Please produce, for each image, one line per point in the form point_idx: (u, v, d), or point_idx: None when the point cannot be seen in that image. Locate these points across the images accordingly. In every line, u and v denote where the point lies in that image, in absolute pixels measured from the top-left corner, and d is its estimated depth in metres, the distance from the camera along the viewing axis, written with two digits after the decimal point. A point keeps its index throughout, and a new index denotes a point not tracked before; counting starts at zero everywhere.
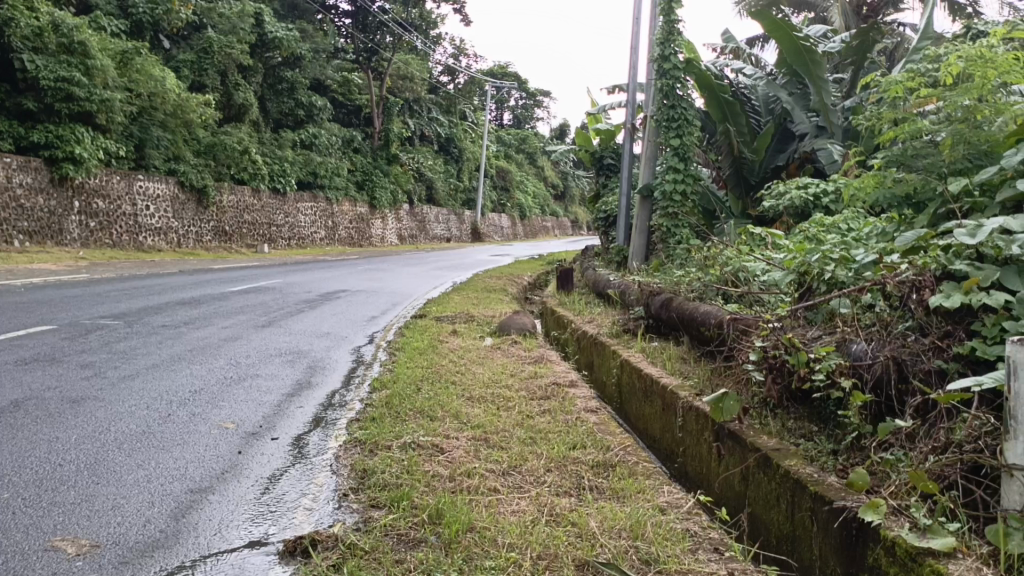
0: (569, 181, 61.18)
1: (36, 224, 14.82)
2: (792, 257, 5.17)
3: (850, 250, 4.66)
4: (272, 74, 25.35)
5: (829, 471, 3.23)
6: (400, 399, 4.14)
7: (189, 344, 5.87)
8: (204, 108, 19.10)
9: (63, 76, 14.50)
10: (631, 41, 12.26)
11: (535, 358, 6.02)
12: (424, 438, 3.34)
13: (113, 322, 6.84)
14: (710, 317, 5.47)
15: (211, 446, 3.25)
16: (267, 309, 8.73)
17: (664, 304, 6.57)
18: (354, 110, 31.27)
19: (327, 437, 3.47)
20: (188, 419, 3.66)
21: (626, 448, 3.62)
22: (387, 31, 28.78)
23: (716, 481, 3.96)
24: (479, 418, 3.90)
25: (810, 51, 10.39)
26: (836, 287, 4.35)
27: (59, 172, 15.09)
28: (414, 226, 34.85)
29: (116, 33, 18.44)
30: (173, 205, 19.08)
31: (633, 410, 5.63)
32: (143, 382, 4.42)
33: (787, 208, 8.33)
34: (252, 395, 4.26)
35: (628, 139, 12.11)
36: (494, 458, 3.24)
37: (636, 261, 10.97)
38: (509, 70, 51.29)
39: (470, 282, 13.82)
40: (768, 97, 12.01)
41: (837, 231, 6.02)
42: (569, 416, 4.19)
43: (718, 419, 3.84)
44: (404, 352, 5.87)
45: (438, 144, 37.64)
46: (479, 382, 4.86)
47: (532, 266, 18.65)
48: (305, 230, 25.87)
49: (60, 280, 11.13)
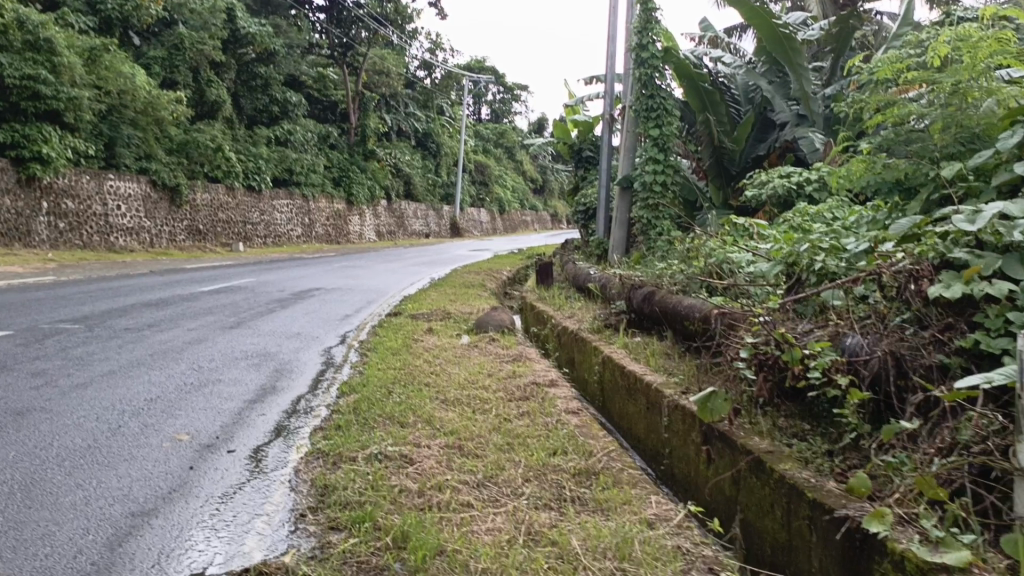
0: (548, 175, 60.94)
1: (2, 226, 14.32)
2: (780, 247, 4.99)
3: (839, 238, 4.51)
4: (245, 71, 24.86)
5: (827, 476, 3.07)
6: (368, 404, 3.90)
7: (151, 348, 5.56)
8: (176, 106, 18.64)
9: (29, 74, 13.98)
10: (609, 31, 12.08)
11: (513, 356, 5.80)
12: (392, 447, 3.10)
13: (73, 326, 6.50)
14: (693, 310, 5.28)
15: (161, 460, 2.96)
16: (236, 310, 8.40)
17: (645, 297, 6.38)
18: (330, 106, 30.81)
19: (288, 449, 3.20)
20: (139, 430, 3.36)
21: (611, 453, 3.42)
22: (362, 25, 28.31)
23: (706, 485, 3.78)
24: (453, 423, 3.68)
25: (789, 38, 10.21)
26: (828, 278, 4.21)
27: (26, 172, 14.56)
28: (392, 222, 34.49)
29: (85, 30, 17.90)
30: (145, 204, 18.60)
31: (615, 408, 5.44)
32: (94, 389, 4.10)
33: (770, 198, 8.17)
34: (212, 402, 3.98)
35: (607, 130, 11.93)
36: (468, 467, 3.02)
37: (617, 254, 10.81)
38: (486, 64, 50.87)
39: (448, 278, 13.56)
40: (746, 85, 11.90)
41: (823, 220, 5.86)
42: (549, 418, 3.98)
43: (705, 420, 3.66)
44: (376, 352, 5.62)
45: (415, 139, 37.22)
46: (454, 384, 4.63)
47: (510, 261, 18.41)
48: (281, 228, 25.41)
49: (24, 283, 10.71)
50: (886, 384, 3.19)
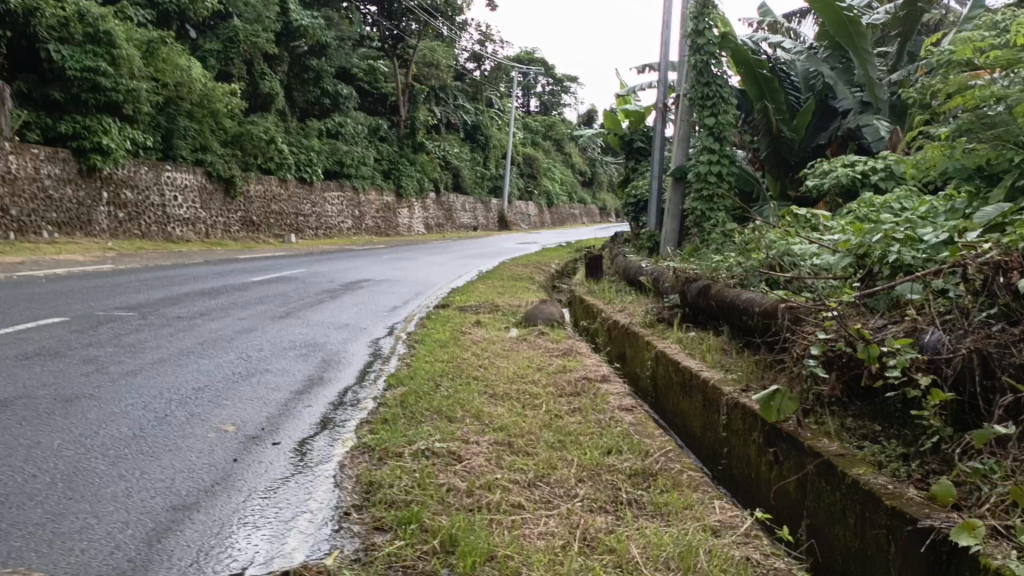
0: (597, 167, 60.36)
1: (64, 215, 14.74)
2: (848, 238, 4.71)
3: (914, 229, 4.21)
4: (298, 63, 25.15)
5: (905, 482, 2.83)
6: (417, 397, 3.79)
7: (201, 337, 5.56)
8: (230, 98, 18.97)
9: (89, 66, 14.36)
10: (664, 17, 11.77)
11: (564, 351, 5.63)
12: (440, 443, 2.98)
13: (127, 313, 6.57)
14: (752, 305, 5.04)
15: (205, 451, 2.90)
16: (286, 300, 8.41)
17: (701, 291, 6.13)
18: (380, 98, 31.00)
19: (334, 442, 3.11)
20: (185, 420, 3.30)
21: (669, 453, 3.24)
22: (413, 17, 28.35)
23: (770, 488, 3.56)
24: (503, 418, 3.54)
25: (855, 22, 9.77)
26: (903, 270, 3.91)
27: (87, 163, 14.95)
28: (441, 215, 34.60)
29: (144, 23, 18.31)
30: (200, 195, 18.97)
31: (670, 403, 5.23)
32: (143, 377, 4.10)
33: (833, 187, 7.81)
34: (259, 393, 3.92)
35: (661, 119, 11.64)
36: (519, 466, 2.88)
37: (670, 246, 10.53)
38: (536, 56, 50.49)
39: (496, 270, 13.45)
40: (807, 72, 11.41)
41: (891, 210, 5.54)
42: (602, 415, 3.81)
43: (770, 421, 3.45)
44: (424, 344, 5.52)
45: (464, 131, 37.24)
46: (503, 378, 4.49)
47: (559, 253, 18.24)
48: (332, 220, 25.69)
49: (83, 271, 10.97)
50: (971, 385, 2.93)
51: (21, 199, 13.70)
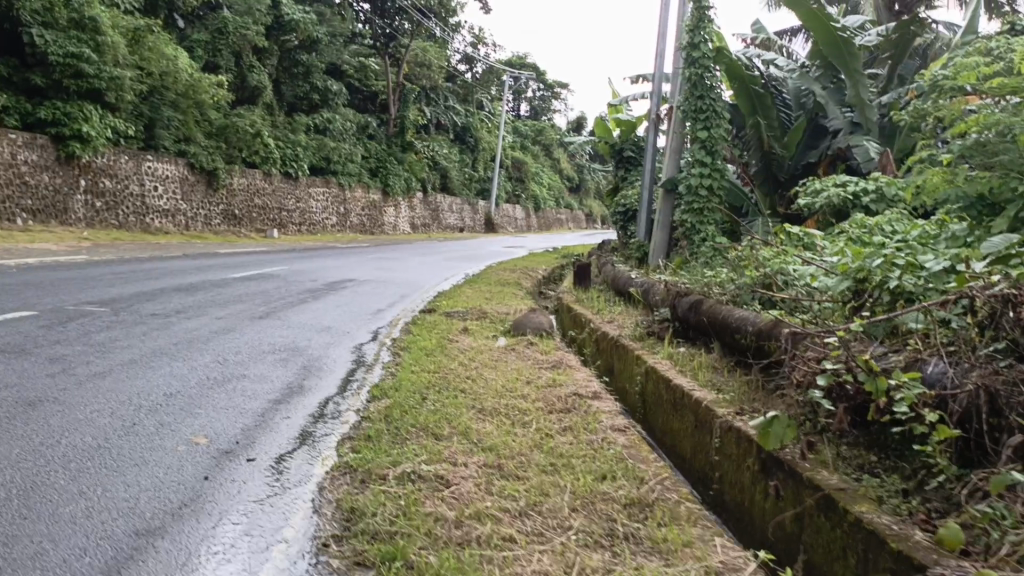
0: (585, 173, 60.38)
1: (41, 202, 14.38)
2: (846, 259, 4.49)
3: (914, 254, 4.06)
4: (288, 57, 24.86)
5: (910, 521, 2.70)
6: (401, 412, 3.61)
7: (177, 337, 5.34)
8: (216, 89, 18.67)
9: (72, 52, 14.03)
10: (660, 28, 11.71)
11: (553, 363, 5.48)
12: (426, 466, 2.81)
13: (100, 309, 6.34)
14: (746, 323, 4.90)
15: (174, 467, 2.71)
16: (267, 298, 8.19)
17: (693, 306, 6.00)
18: (370, 96, 30.76)
19: (313, 460, 2.93)
20: (155, 430, 3.11)
21: (664, 481, 3.10)
22: (406, 17, 28.14)
23: (764, 519, 3.42)
24: (491, 437, 3.38)
25: (847, 43, 9.76)
26: (904, 297, 3.74)
27: (65, 150, 14.61)
28: (427, 215, 34.36)
29: (131, 11, 17.97)
30: (182, 186, 18.63)
31: (659, 421, 5.08)
32: (112, 380, 3.89)
33: (824, 208, 7.63)
34: (235, 401, 3.73)
35: (653, 130, 11.55)
36: (510, 493, 2.72)
37: (658, 257, 10.42)
38: (527, 61, 50.41)
39: (482, 275, 13.29)
40: (799, 90, 11.35)
41: (884, 233, 5.44)
42: (594, 436, 3.66)
43: (767, 449, 3.31)
44: (409, 352, 5.35)
45: (453, 133, 37.04)
46: (490, 391, 4.33)
47: (546, 259, 18.08)
48: (316, 216, 25.39)
49: (57, 260, 10.68)
50: (977, 421, 2.79)
51: None
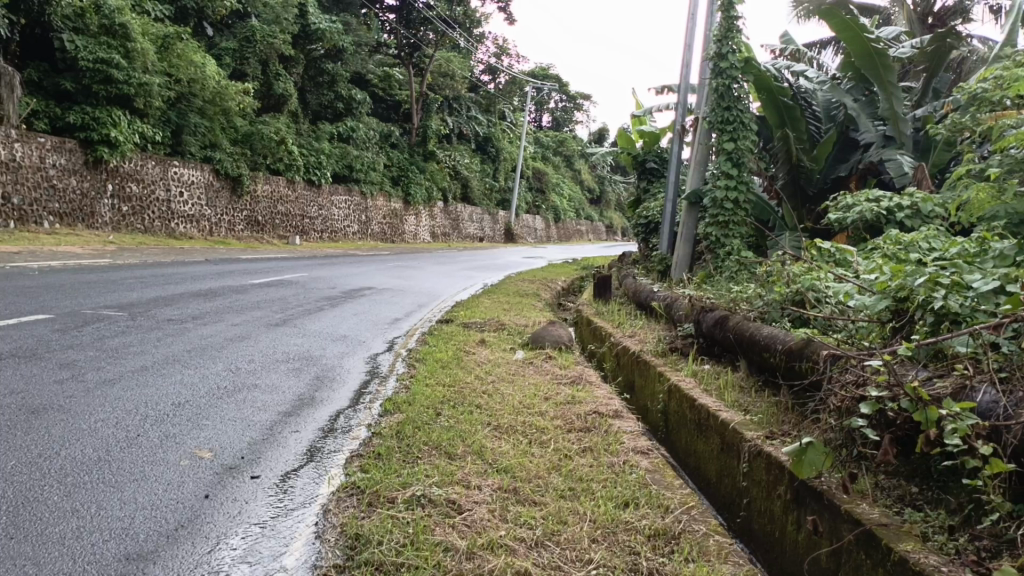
0: (605, 185, 60.26)
1: (67, 206, 14.46)
2: (885, 277, 4.23)
3: (958, 271, 3.82)
4: (313, 66, 24.98)
5: (957, 559, 2.49)
6: (414, 428, 3.45)
7: (190, 344, 5.24)
8: (243, 97, 18.79)
9: (102, 58, 14.16)
10: (687, 38, 11.54)
11: (572, 378, 5.30)
12: (437, 489, 2.65)
13: (116, 313, 6.26)
14: (776, 342, 4.68)
15: (173, 484, 2.57)
16: (284, 306, 8.10)
17: (718, 322, 5.78)
18: (393, 105, 30.93)
19: (320, 478, 2.78)
20: (158, 443, 2.97)
21: (691, 511, 2.92)
22: (431, 27, 28.22)
23: (797, 552, 3.23)
24: (507, 458, 3.21)
25: (882, 54, 9.54)
26: (949, 319, 3.52)
27: (94, 154, 14.71)
28: (447, 224, 34.37)
29: (161, 18, 18.17)
30: (207, 193, 18.73)
31: (682, 442, 4.87)
32: (121, 388, 3.77)
33: (857, 223, 7.37)
34: (243, 413, 3.60)
35: (678, 141, 11.34)
36: (525, 521, 2.56)
37: (680, 271, 10.19)
38: (551, 72, 50.44)
39: (501, 285, 13.16)
40: (829, 103, 11.12)
41: (921, 250, 5.19)
42: (615, 458, 3.48)
43: (800, 477, 3.12)
44: (425, 364, 5.20)
45: (475, 143, 37.02)
46: (507, 407, 4.16)
47: (566, 270, 17.90)
48: (338, 224, 25.45)
49: (80, 264, 10.69)
50: None
51: (24, 187, 13.42)
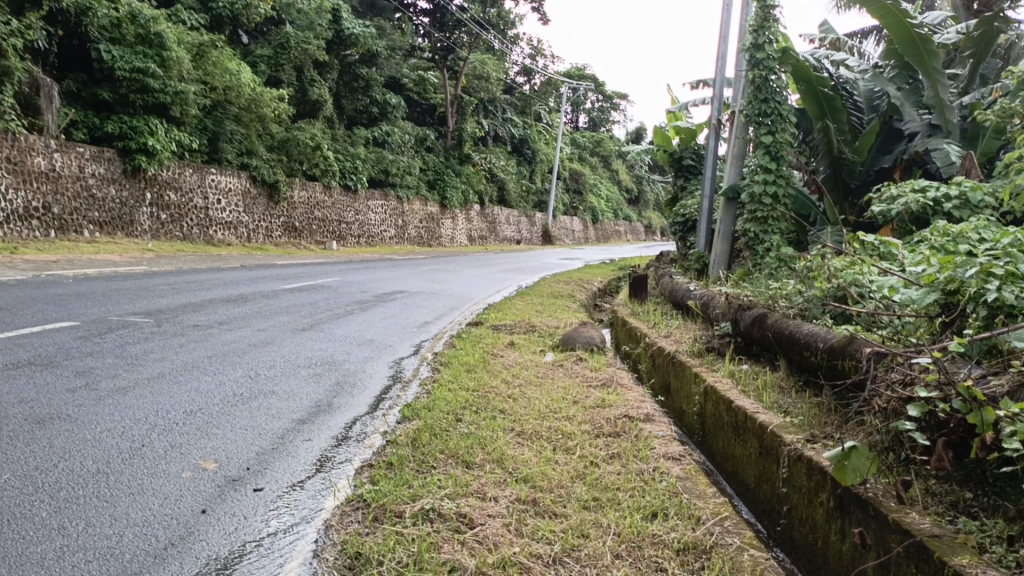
0: (643, 185, 59.64)
1: (107, 215, 14.71)
2: (933, 270, 3.94)
3: (1016, 261, 3.52)
4: (348, 72, 25.06)
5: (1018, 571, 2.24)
6: (431, 435, 3.32)
7: (212, 349, 5.20)
8: (278, 103, 18.95)
9: (138, 67, 14.40)
10: (722, 30, 11.23)
11: (604, 381, 5.11)
12: (449, 502, 2.52)
13: (142, 320, 6.26)
14: (817, 340, 4.42)
15: (170, 498, 2.56)
16: (313, 310, 8.05)
17: (756, 320, 5.53)
18: (428, 109, 31.13)
19: (324, 493, 2.72)
20: (161, 454, 2.94)
21: (724, 521, 2.71)
22: (464, 30, 28.13)
23: (841, 564, 2.99)
24: (529, 466, 3.05)
25: (925, 40, 9.10)
26: (1004, 312, 3.24)
27: (132, 163, 14.94)
28: (484, 227, 34.34)
29: (196, 27, 18.45)
30: (244, 199, 18.93)
31: (718, 445, 4.63)
32: (134, 395, 3.73)
33: (902, 215, 7.01)
34: (255, 421, 3.53)
35: (714, 135, 11.02)
36: (543, 535, 2.39)
37: (718, 269, 9.88)
38: (586, 72, 50.07)
39: (535, 287, 12.97)
40: (871, 92, 10.70)
41: (970, 240, 4.87)
42: (644, 465, 3.28)
43: (843, 484, 2.88)
44: (450, 368, 5.05)
45: (511, 144, 36.88)
46: (533, 412, 3.98)
47: (602, 271, 17.64)
48: (375, 229, 25.56)
49: (116, 272, 10.80)
50: None
51: (64, 197, 13.68)
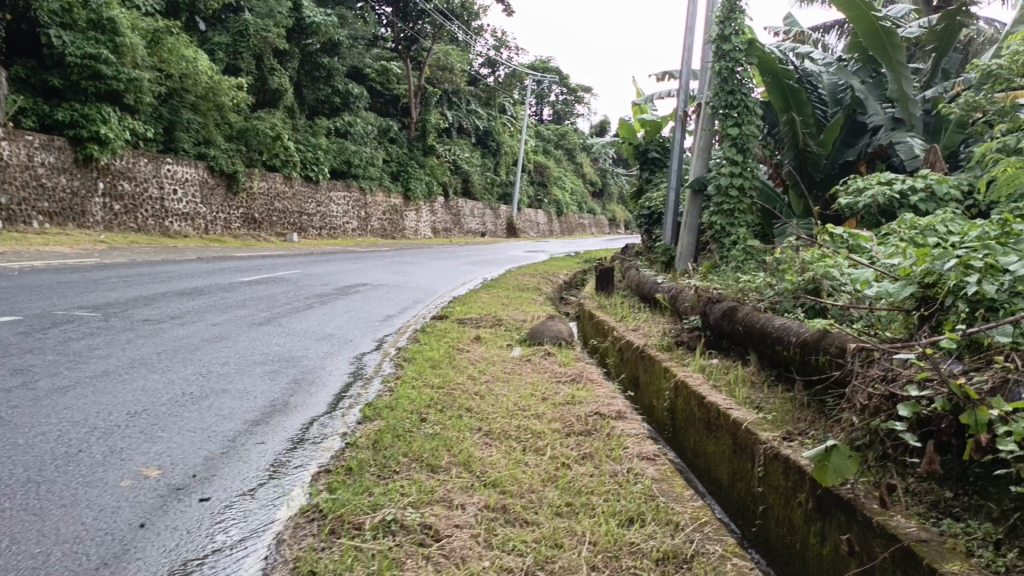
0: (607, 178, 59.84)
1: (57, 205, 14.14)
2: (909, 263, 3.85)
3: (993, 253, 3.44)
4: (309, 61, 24.49)
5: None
6: (394, 437, 3.12)
7: (162, 346, 4.90)
8: (237, 91, 18.41)
9: (90, 53, 13.80)
10: (688, 21, 11.14)
11: (572, 376, 4.96)
12: (413, 511, 2.34)
13: (89, 314, 5.91)
14: (789, 334, 4.32)
15: (106, 510, 2.34)
16: (271, 304, 7.74)
17: (726, 313, 5.43)
18: (391, 100, 30.67)
19: (277, 502, 2.51)
20: (99, 460, 2.71)
21: (704, 526, 2.57)
22: (428, 20, 27.72)
23: (821, 567, 2.88)
24: (498, 470, 2.86)
25: (889, 33, 9.10)
26: (984, 305, 3.15)
27: (84, 152, 14.36)
28: (448, 219, 34.03)
29: (151, 12, 17.80)
30: (201, 190, 18.39)
31: (690, 442, 4.52)
32: (74, 395, 3.46)
33: (868, 208, 6.97)
34: (205, 422, 3.29)
35: (680, 127, 10.94)
36: (514, 546, 2.22)
37: (685, 261, 9.82)
38: (551, 65, 49.90)
39: (501, 279, 12.78)
40: (835, 85, 10.72)
41: (939, 233, 4.82)
42: (618, 466, 3.13)
43: (823, 485, 2.76)
44: (413, 365, 4.84)
45: (476, 136, 36.57)
46: (501, 410, 3.81)
47: (568, 263, 17.55)
48: (337, 220, 25.09)
49: (66, 264, 10.33)
50: None
51: (12, 186, 13.10)
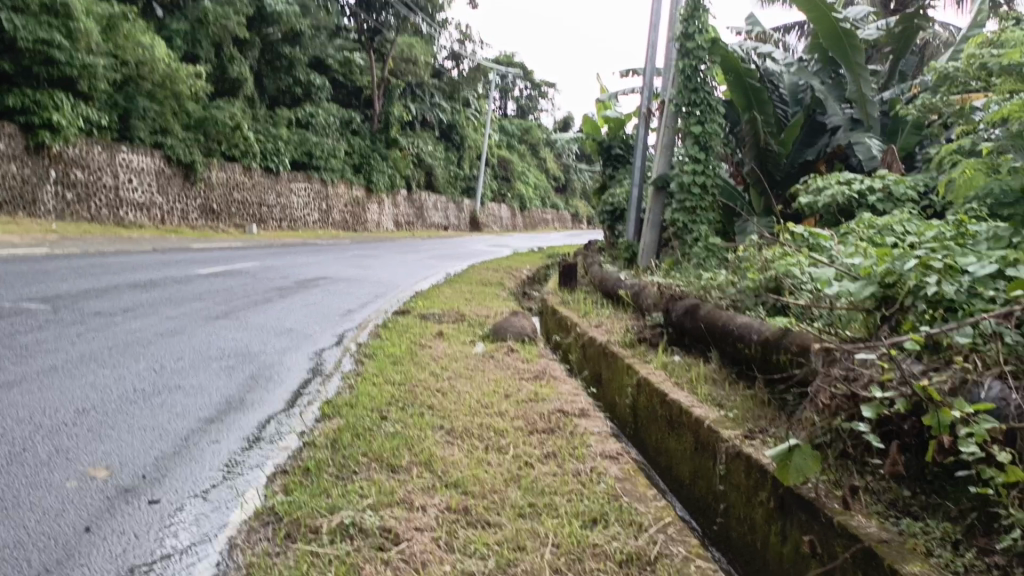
0: (570, 174, 60.05)
1: (6, 194, 13.63)
2: (869, 262, 3.89)
3: (952, 253, 3.50)
4: (270, 51, 24.02)
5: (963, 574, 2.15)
6: (353, 436, 3.04)
7: (113, 339, 4.73)
8: (195, 79, 17.96)
9: (42, 38, 13.30)
10: (653, 19, 11.19)
11: (535, 373, 4.92)
12: (372, 514, 2.27)
13: (37, 306, 5.69)
14: (751, 332, 4.35)
15: (50, 513, 2.22)
16: (228, 297, 7.55)
17: (689, 311, 5.45)
18: (354, 91, 30.27)
19: (231, 505, 2.42)
20: (43, 460, 2.58)
21: (668, 526, 2.55)
22: (393, 11, 27.40)
23: (782, 566, 2.89)
24: (460, 470, 2.81)
25: (849, 35, 9.22)
26: (943, 306, 3.20)
27: (35, 139, 13.86)
28: (412, 212, 33.76)
29: None
30: (157, 180, 17.91)
31: (652, 439, 4.52)
32: (18, 391, 3.31)
33: (828, 207, 7.07)
34: (156, 420, 3.17)
35: (644, 124, 10.99)
36: (477, 549, 2.17)
37: (647, 257, 9.86)
38: (516, 60, 49.81)
39: (464, 274, 12.71)
40: (795, 85, 10.86)
41: (897, 233, 4.89)
42: (582, 465, 3.10)
43: (786, 484, 2.76)
44: (374, 360, 4.75)
45: (439, 130, 36.33)
46: (463, 408, 3.75)
47: (531, 258, 17.52)
48: (297, 212, 24.70)
49: (14, 254, 9.96)
50: None
51: None
